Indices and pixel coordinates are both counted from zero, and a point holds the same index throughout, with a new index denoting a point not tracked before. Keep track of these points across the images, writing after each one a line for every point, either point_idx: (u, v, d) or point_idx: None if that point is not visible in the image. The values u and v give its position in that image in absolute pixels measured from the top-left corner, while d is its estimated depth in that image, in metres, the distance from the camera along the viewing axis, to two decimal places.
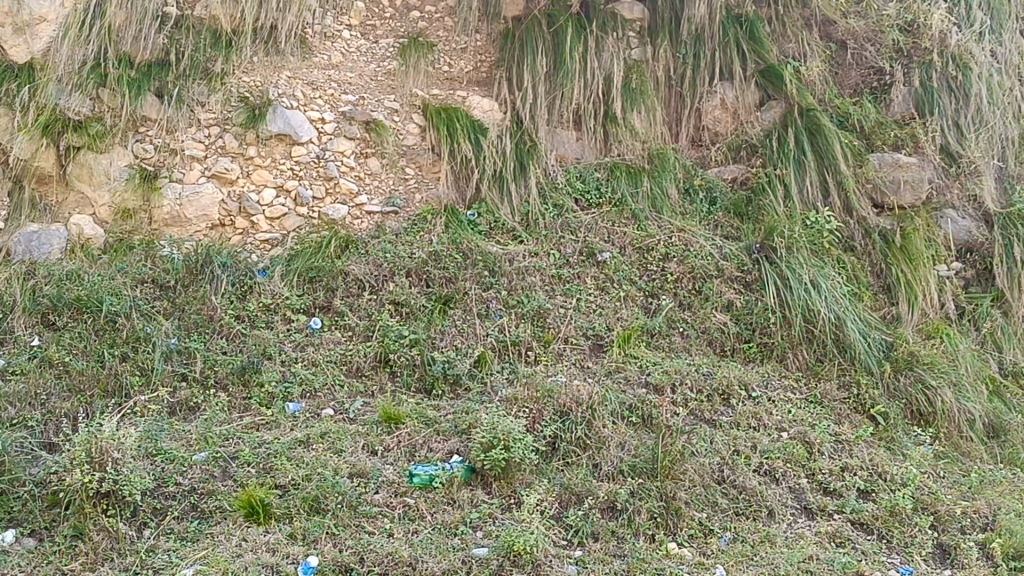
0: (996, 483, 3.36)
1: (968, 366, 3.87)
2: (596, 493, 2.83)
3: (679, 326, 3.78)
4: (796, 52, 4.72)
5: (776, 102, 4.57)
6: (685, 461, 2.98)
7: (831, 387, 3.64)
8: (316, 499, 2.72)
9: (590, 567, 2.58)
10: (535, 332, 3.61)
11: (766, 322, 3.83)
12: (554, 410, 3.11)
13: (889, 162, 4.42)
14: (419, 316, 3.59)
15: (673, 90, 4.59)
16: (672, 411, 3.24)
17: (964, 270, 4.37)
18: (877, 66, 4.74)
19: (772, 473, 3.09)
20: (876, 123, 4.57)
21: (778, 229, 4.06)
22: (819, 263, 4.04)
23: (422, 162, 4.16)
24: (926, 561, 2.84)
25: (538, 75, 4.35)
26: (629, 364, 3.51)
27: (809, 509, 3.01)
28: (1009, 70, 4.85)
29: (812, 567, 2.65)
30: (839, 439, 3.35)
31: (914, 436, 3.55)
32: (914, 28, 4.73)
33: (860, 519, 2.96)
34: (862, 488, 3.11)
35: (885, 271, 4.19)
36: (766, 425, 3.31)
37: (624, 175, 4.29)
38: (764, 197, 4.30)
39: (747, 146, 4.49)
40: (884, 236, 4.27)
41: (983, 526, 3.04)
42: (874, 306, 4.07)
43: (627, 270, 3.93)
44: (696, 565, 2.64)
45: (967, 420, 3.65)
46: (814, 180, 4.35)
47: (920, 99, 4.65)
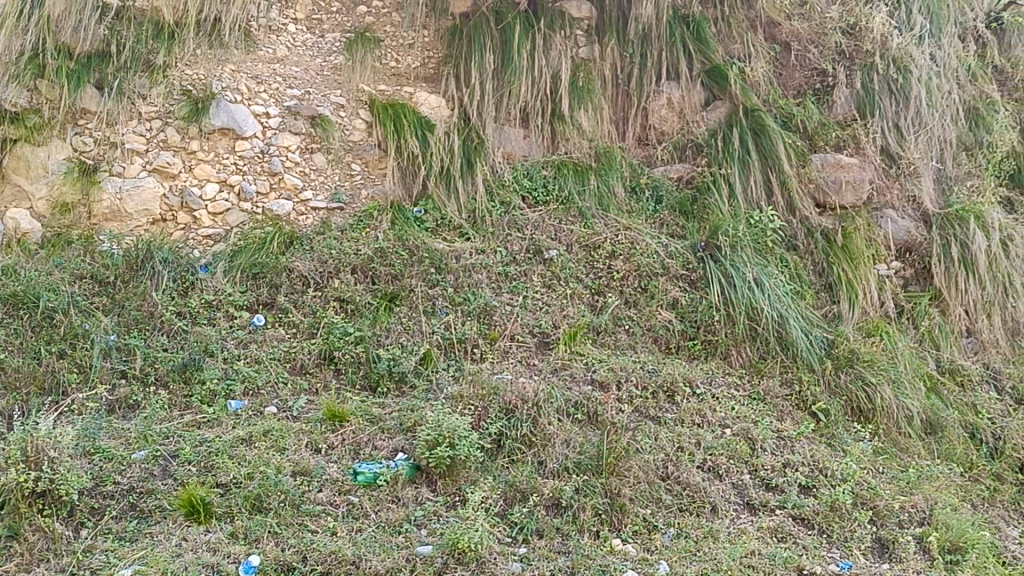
0: (932, 478, 3.42)
1: (907, 363, 3.93)
2: (541, 490, 2.83)
3: (624, 323, 3.80)
4: (741, 53, 4.76)
5: (720, 103, 4.63)
6: (629, 458, 3.00)
7: (774, 385, 3.69)
8: (258, 498, 2.68)
9: (535, 563, 2.57)
10: (480, 329, 3.61)
11: (710, 319, 3.87)
12: (499, 408, 3.10)
13: (831, 162, 4.49)
14: (364, 313, 3.56)
15: (621, 88, 4.61)
16: (616, 408, 3.26)
17: (903, 269, 4.44)
18: (819, 68, 4.82)
19: (715, 469, 3.12)
20: (819, 124, 4.64)
21: (722, 228, 4.11)
22: (762, 261, 4.08)
23: (368, 158, 4.14)
24: (865, 555, 2.88)
25: (486, 72, 4.34)
26: (575, 361, 3.51)
27: (751, 505, 3.03)
28: (946, 73, 4.95)
29: (754, 562, 2.67)
30: (781, 435, 3.39)
31: (854, 433, 3.60)
32: (855, 31, 4.86)
33: (802, 515, 3.00)
34: (803, 484, 3.14)
35: (827, 270, 4.25)
36: (710, 421, 3.34)
37: (571, 173, 4.29)
38: (709, 196, 4.33)
39: (693, 146, 4.54)
40: (826, 235, 4.32)
41: (920, 521, 3.10)
42: (816, 304, 4.12)
43: (574, 268, 3.94)
44: (639, 561, 2.65)
45: (906, 416, 3.72)
46: (759, 179, 4.39)
47: (862, 100, 4.74)
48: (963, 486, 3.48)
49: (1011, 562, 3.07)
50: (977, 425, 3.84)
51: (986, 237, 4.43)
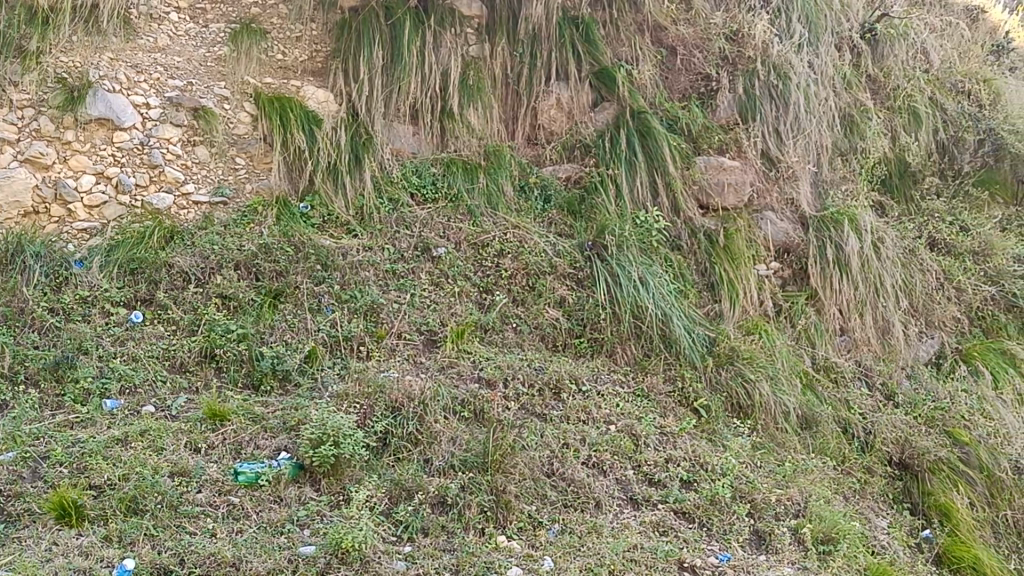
0: (807, 472, 3.54)
1: (784, 360, 4.05)
2: (426, 488, 2.82)
3: (512, 322, 3.80)
4: (628, 56, 4.84)
5: (608, 104, 4.69)
6: (515, 455, 3.01)
7: (657, 381, 3.76)
8: (134, 499, 2.59)
9: (419, 562, 2.55)
10: (367, 327, 3.57)
11: (596, 318, 3.92)
12: (385, 406, 3.08)
13: (713, 165, 4.59)
14: (247, 310, 3.49)
15: (510, 88, 4.64)
16: (503, 405, 3.27)
17: (781, 270, 4.57)
18: (704, 73, 4.95)
19: (599, 465, 3.16)
20: (703, 127, 4.74)
21: (609, 228, 4.17)
22: (647, 261, 4.15)
23: (253, 152, 4.05)
24: (742, 547, 2.96)
25: (375, 67, 4.31)
26: (462, 358, 3.50)
27: (634, 500, 3.08)
28: (823, 80, 5.12)
29: (637, 555, 2.72)
30: (664, 432, 3.45)
31: (734, 428, 3.69)
32: (738, 37, 5.00)
33: (683, 509, 3.06)
34: (684, 479, 3.21)
35: (709, 269, 4.34)
36: (595, 418, 3.38)
37: (460, 171, 4.29)
38: (596, 196, 4.38)
39: (581, 146, 4.59)
40: (709, 235, 4.42)
41: (795, 513, 3.20)
42: (698, 303, 4.21)
43: (462, 266, 3.93)
44: (524, 556, 2.66)
45: (782, 412, 3.83)
46: (644, 180, 4.46)
47: (744, 105, 4.85)
48: (836, 479, 3.61)
49: (879, 551, 3.20)
50: (849, 420, 3.98)
51: (858, 240, 4.58)
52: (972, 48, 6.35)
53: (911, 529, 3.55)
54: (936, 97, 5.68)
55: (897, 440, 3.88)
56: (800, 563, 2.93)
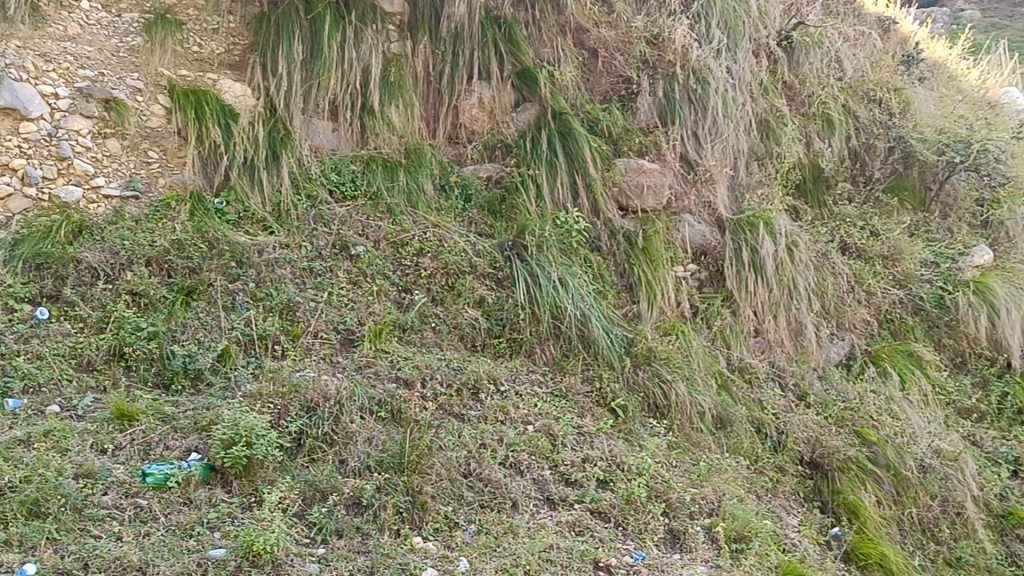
0: (721, 471, 3.59)
1: (700, 361, 4.11)
2: (341, 490, 2.78)
3: (431, 321, 3.77)
4: (550, 57, 4.86)
5: (530, 104, 4.70)
6: (432, 455, 2.99)
7: (575, 381, 3.77)
8: (36, 502, 2.48)
9: (333, 564, 2.51)
10: (283, 325, 3.50)
11: (515, 318, 3.92)
12: (300, 406, 3.04)
13: (633, 167, 4.64)
14: (158, 307, 3.40)
15: (432, 86, 4.62)
16: (420, 405, 3.24)
17: (698, 272, 4.63)
18: (625, 75, 5.00)
19: (516, 466, 3.15)
20: (623, 129, 4.79)
21: (529, 228, 4.17)
22: (567, 261, 4.16)
23: (166, 146, 3.96)
24: (657, 546, 2.99)
25: (294, 62, 4.23)
26: (380, 358, 3.46)
27: (551, 500, 3.07)
28: (741, 86, 5.20)
29: (553, 555, 2.72)
30: (582, 432, 3.46)
31: (650, 428, 3.71)
32: (659, 41, 5.04)
33: (599, 508, 3.08)
34: (601, 478, 3.22)
35: (628, 270, 4.38)
36: (513, 418, 3.37)
37: (380, 169, 4.25)
38: (517, 196, 4.39)
39: (502, 146, 4.59)
40: (628, 237, 4.46)
41: (709, 511, 3.25)
42: (617, 304, 4.24)
43: (381, 265, 3.89)
44: (439, 558, 2.63)
45: (698, 412, 3.88)
46: (565, 181, 4.47)
47: (664, 109, 4.93)
48: (749, 478, 3.66)
49: (790, 549, 3.26)
50: (763, 419, 4.03)
51: (773, 242, 4.65)
52: (884, 58, 6.54)
53: (821, 527, 3.63)
54: (849, 104, 5.83)
55: (809, 439, 3.95)
56: (713, 561, 2.97)
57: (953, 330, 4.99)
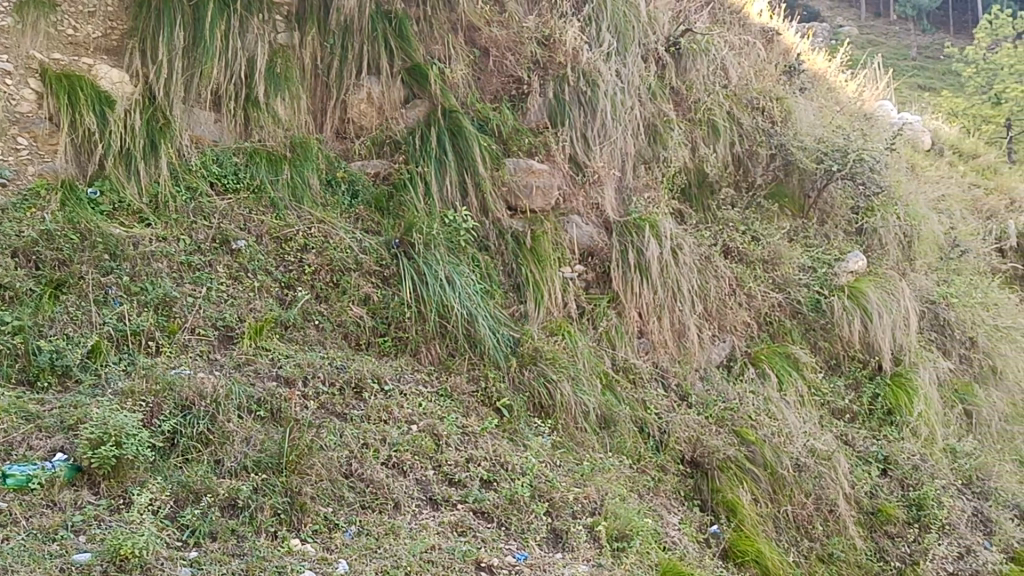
0: (604, 471, 3.61)
1: (586, 361, 4.12)
2: (216, 491, 2.69)
3: (314, 319, 3.69)
4: (441, 54, 4.82)
5: (420, 101, 4.66)
6: (312, 456, 2.92)
7: (461, 381, 3.75)
8: None
9: (205, 567, 2.42)
10: (159, 321, 3.37)
11: (401, 316, 3.87)
12: (175, 404, 2.93)
13: (523, 168, 4.65)
14: (24, 300, 3.21)
15: (319, 79, 4.55)
16: (302, 404, 3.16)
17: (586, 273, 4.66)
18: (515, 75, 5.03)
19: (399, 466, 3.11)
20: (513, 129, 4.80)
21: (417, 225, 4.12)
22: (455, 260, 4.13)
23: (37, 132, 3.76)
24: (539, 546, 2.98)
25: (175, 50, 4.10)
26: (260, 356, 3.36)
27: (434, 501, 3.03)
28: (630, 89, 5.26)
29: (434, 556, 2.68)
30: (466, 432, 3.43)
31: (535, 427, 3.71)
32: (550, 42, 5.07)
33: (482, 508, 3.06)
34: (484, 478, 3.21)
35: (516, 270, 4.37)
36: (397, 418, 3.32)
37: (264, 162, 4.15)
38: (405, 193, 4.34)
39: (391, 142, 4.54)
40: (516, 237, 4.46)
41: (592, 510, 3.27)
42: (504, 303, 4.23)
43: (263, 260, 3.79)
44: (318, 560, 2.56)
45: (583, 412, 3.90)
46: (454, 180, 4.44)
47: (554, 110, 4.97)
48: (631, 478, 3.69)
49: (670, 547, 3.31)
50: (646, 419, 4.07)
51: (659, 245, 4.71)
52: (767, 68, 6.71)
53: (701, 525, 3.69)
54: (734, 111, 5.94)
55: (690, 439, 4.02)
56: (595, 560, 2.98)
57: (828, 333, 5.14)
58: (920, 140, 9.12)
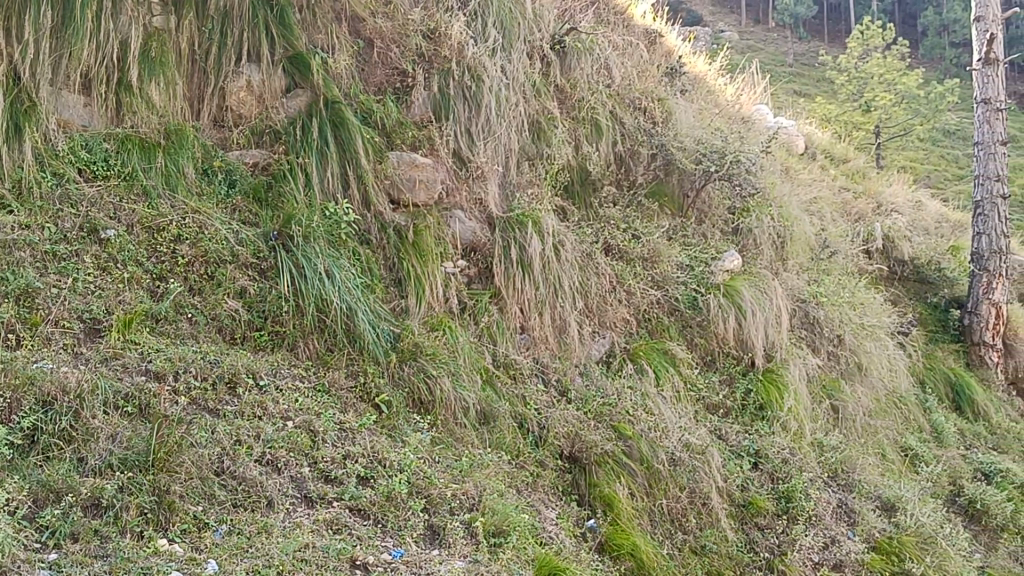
0: (483, 466, 3.62)
1: (466, 357, 4.11)
2: (78, 490, 2.58)
3: (186, 312, 3.58)
4: (324, 44, 4.74)
5: (301, 91, 4.58)
6: (182, 452, 2.84)
7: (339, 376, 3.69)
8: None
9: (65, 569, 2.32)
10: (20, 313, 3.20)
11: (278, 310, 3.79)
12: (36, 400, 2.79)
13: (406, 161, 4.61)
14: None
15: (196, 65, 4.41)
16: (171, 400, 3.06)
17: (468, 268, 4.65)
18: (400, 68, 5.00)
19: (273, 463, 3.04)
20: (397, 122, 4.76)
21: (296, 217, 4.04)
22: (335, 253, 4.06)
23: None
24: (416, 542, 2.96)
25: (42, 29, 3.93)
26: (129, 350, 3.23)
27: (309, 498, 2.98)
28: (515, 86, 5.28)
29: (308, 555, 2.64)
30: (344, 427, 3.39)
31: (414, 423, 3.69)
32: (435, 36, 5.11)
33: (359, 505, 3.02)
34: (361, 475, 3.17)
35: (397, 265, 4.33)
36: (272, 414, 3.25)
37: (136, 149, 3.98)
38: (284, 184, 4.25)
39: (271, 132, 4.44)
40: (398, 231, 4.42)
41: (469, 506, 3.26)
42: (385, 298, 4.18)
43: (134, 251, 3.65)
44: (186, 560, 2.48)
45: (462, 407, 3.89)
46: (335, 172, 4.38)
47: (438, 103, 4.96)
48: (510, 473, 3.71)
49: (547, 542, 3.33)
50: (525, 415, 4.09)
51: (540, 241, 4.74)
52: (650, 69, 6.82)
53: (578, 519, 3.73)
54: (616, 111, 6.03)
55: (568, 434, 4.05)
56: (471, 556, 2.98)
57: (704, 330, 5.25)
58: (794, 145, 9.42)
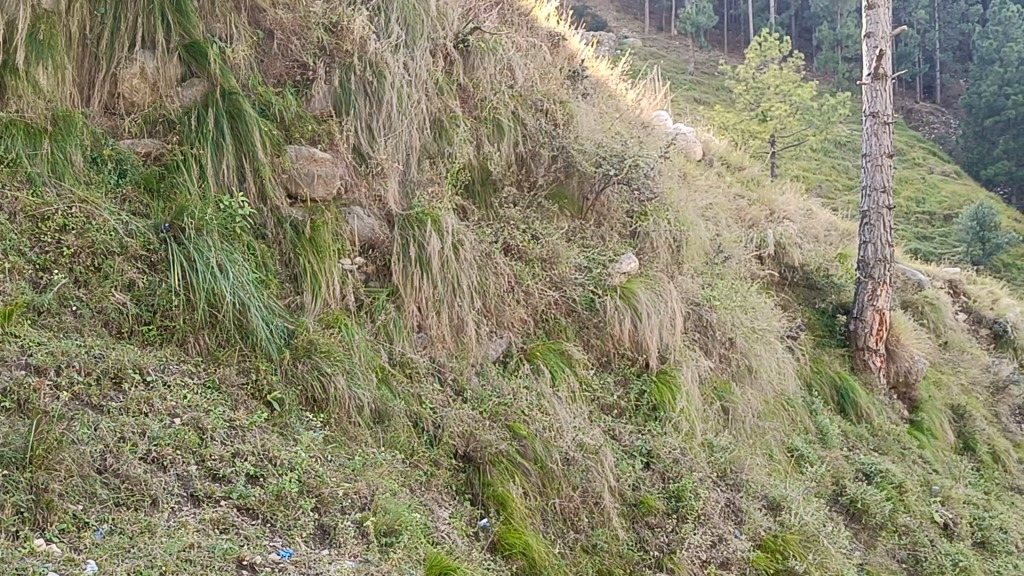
0: (376, 465, 3.59)
1: (362, 354, 4.07)
2: None
3: (71, 304, 3.45)
4: (223, 33, 4.64)
5: (198, 80, 4.46)
6: (61, 450, 2.74)
7: (230, 373, 3.61)
8: None
9: None
10: None
11: (168, 304, 3.70)
12: None
13: (304, 155, 4.57)
14: None
15: (87, 49, 4.29)
16: (52, 395, 2.95)
17: (365, 265, 4.61)
18: (300, 61, 4.92)
19: (159, 461, 2.95)
20: (296, 115, 4.70)
21: (189, 209, 3.94)
22: (229, 247, 3.97)
23: None
24: (305, 542, 2.92)
25: None
26: (8, 343, 3.09)
27: (195, 497, 2.91)
28: (418, 83, 5.26)
29: (192, 555, 2.58)
30: (234, 425, 3.32)
31: (307, 421, 3.63)
32: (337, 30, 5.04)
33: (247, 504, 2.97)
34: (251, 474, 3.11)
35: (293, 260, 4.26)
36: (158, 410, 3.16)
37: (21, 135, 3.81)
38: (177, 175, 4.14)
39: (165, 121, 4.31)
40: (295, 226, 4.35)
41: (361, 506, 3.24)
42: (280, 294, 4.11)
43: (15, 240, 3.49)
44: (64, 561, 2.39)
45: (356, 405, 3.86)
46: (231, 164, 4.29)
47: (339, 98, 4.91)
48: (403, 472, 3.68)
49: (440, 541, 3.33)
50: (420, 414, 4.08)
51: (440, 240, 4.73)
52: (552, 71, 6.86)
53: (471, 519, 3.73)
54: (518, 112, 6.07)
55: (463, 433, 4.06)
56: (362, 556, 2.96)
57: (601, 331, 5.30)
58: (692, 151, 9.59)
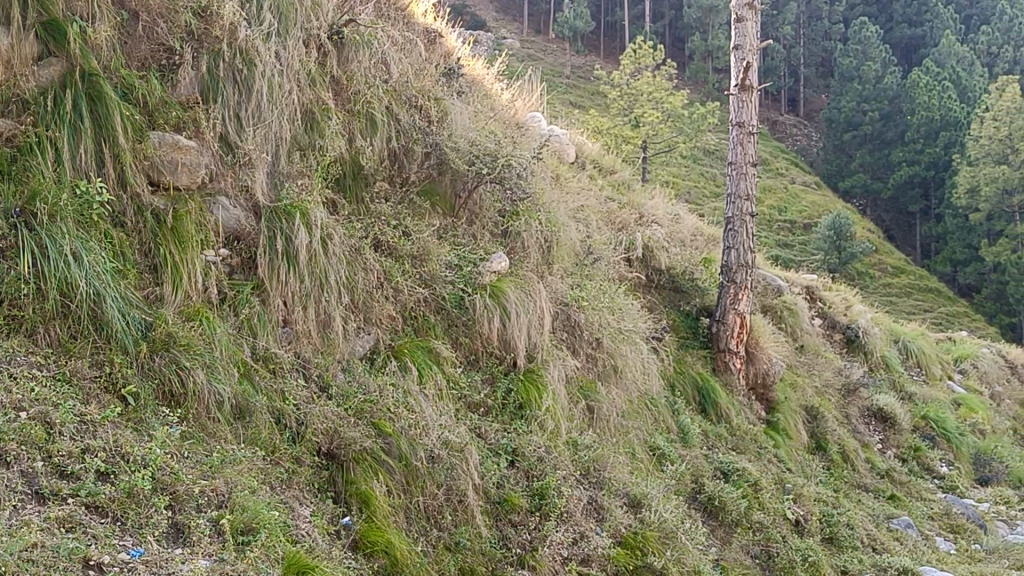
0: (235, 463, 3.50)
1: (223, 349, 3.96)
2: None
3: None
4: (84, 12, 4.42)
5: (55, 60, 4.24)
6: None
7: (82, 365, 3.47)
8: None
9: None
10: None
11: (17, 293, 3.52)
12: None
13: (168, 143, 4.43)
14: None
15: None
16: None
17: (230, 257, 4.49)
18: (166, 44, 4.77)
19: (2, 457, 2.82)
20: (160, 101, 4.56)
21: (42, 194, 3.76)
22: (85, 235, 3.81)
23: None
24: (157, 541, 2.84)
25: None
26: None
27: (40, 494, 2.78)
28: (288, 74, 5.18)
29: (35, 555, 2.48)
30: (85, 419, 3.18)
31: (163, 417, 3.51)
32: (206, 15, 4.92)
33: (96, 502, 2.86)
34: (101, 470, 3.00)
35: (153, 250, 4.12)
36: (3, 404, 3.01)
37: None
38: (30, 158, 3.92)
39: (18, 101, 4.05)
40: (156, 216, 4.22)
41: (218, 503, 3.17)
42: (138, 284, 3.96)
43: None
44: None
45: (216, 401, 3.76)
46: (89, 148, 4.11)
47: (206, 85, 4.79)
48: (263, 470, 3.61)
49: (299, 540, 3.28)
50: (283, 410, 4.00)
51: (307, 234, 4.66)
52: (428, 67, 6.83)
53: (332, 517, 3.68)
54: (392, 107, 6.02)
55: (326, 431, 4.00)
56: (217, 555, 2.90)
57: (469, 330, 5.32)
58: (565, 152, 9.68)
